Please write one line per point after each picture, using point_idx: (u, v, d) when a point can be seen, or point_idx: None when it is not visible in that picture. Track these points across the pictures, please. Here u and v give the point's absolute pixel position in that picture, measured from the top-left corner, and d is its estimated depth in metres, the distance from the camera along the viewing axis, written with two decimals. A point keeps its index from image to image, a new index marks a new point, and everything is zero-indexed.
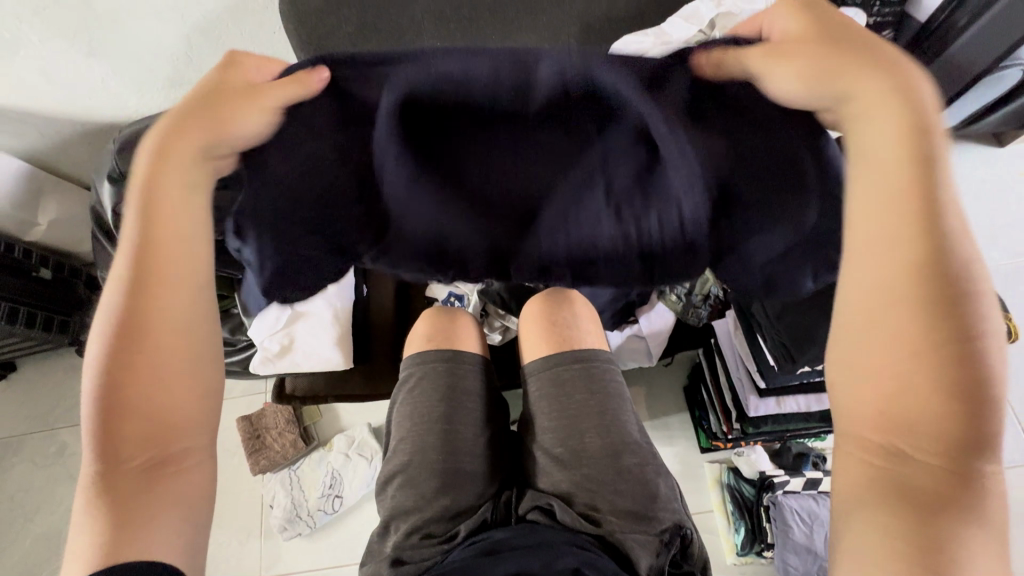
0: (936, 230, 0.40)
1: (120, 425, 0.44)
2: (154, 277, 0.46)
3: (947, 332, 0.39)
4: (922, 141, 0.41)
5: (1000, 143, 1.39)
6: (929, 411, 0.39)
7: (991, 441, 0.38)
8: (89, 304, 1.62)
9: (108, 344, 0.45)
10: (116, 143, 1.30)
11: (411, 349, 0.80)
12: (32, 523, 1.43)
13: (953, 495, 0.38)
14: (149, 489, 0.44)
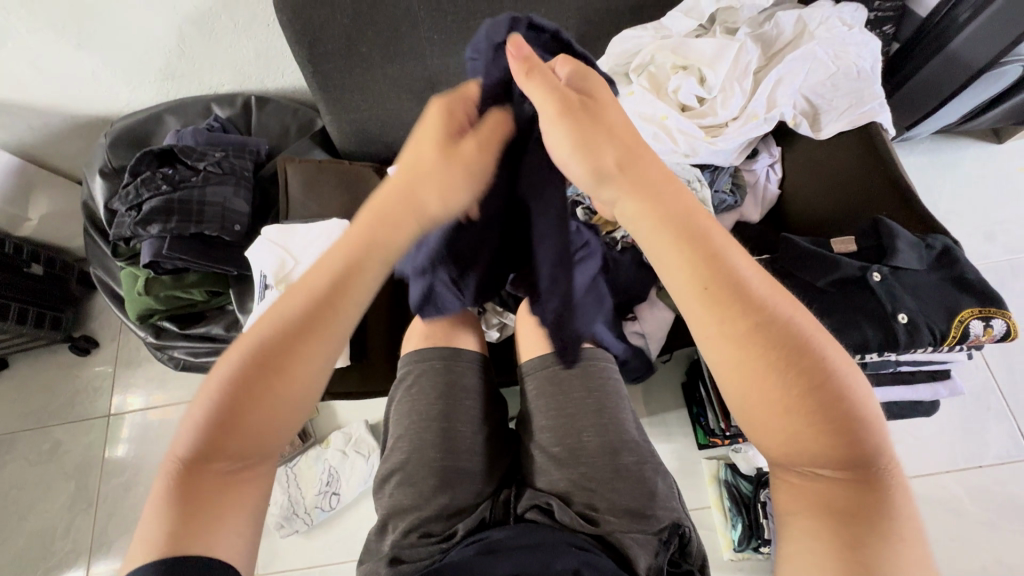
0: (749, 296, 0.46)
1: (228, 437, 0.48)
2: (321, 320, 0.52)
3: (806, 376, 0.44)
4: (694, 225, 0.49)
5: (998, 140, 1.40)
6: (820, 442, 0.44)
7: (873, 456, 0.44)
8: (82, 300, 1.61)
9: (242, 365, 0.49)
10: (108, 137, 1.29)
11: (408, 347, 0.80)
12: (27, 520, 1.42)
13: (859, 507, 0.43)
14: (224, 496, 0.48)
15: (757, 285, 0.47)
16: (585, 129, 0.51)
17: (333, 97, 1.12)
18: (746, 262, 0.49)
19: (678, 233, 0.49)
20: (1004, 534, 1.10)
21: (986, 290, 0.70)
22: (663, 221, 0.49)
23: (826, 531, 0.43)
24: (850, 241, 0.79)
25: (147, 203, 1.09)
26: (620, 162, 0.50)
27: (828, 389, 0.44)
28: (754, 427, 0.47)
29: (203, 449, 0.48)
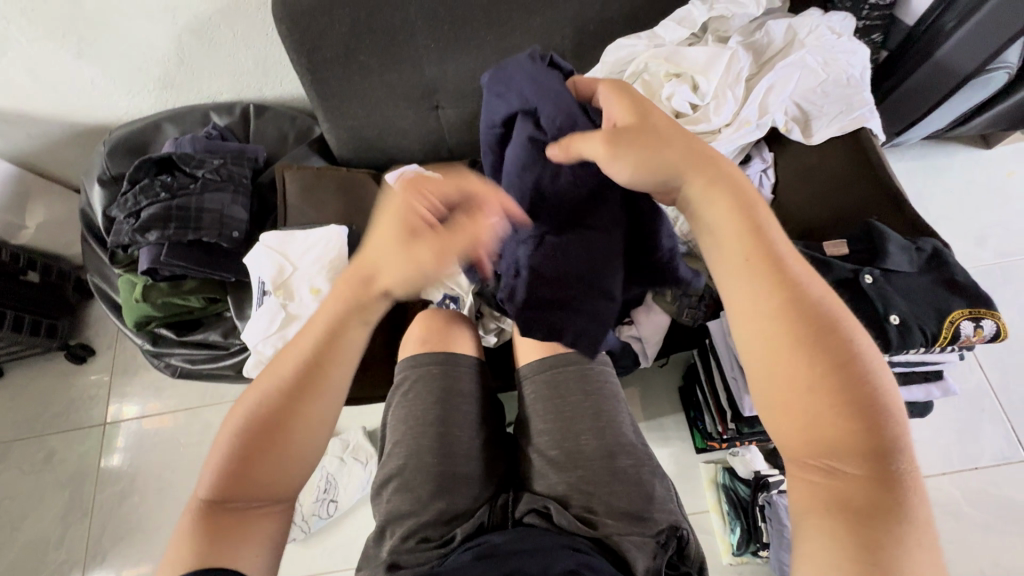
0: (785, 278, 0.49)
1: (243, 476, 0.53)
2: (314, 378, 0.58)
3: (834, 356, 0.46)
4: (744, 214, 0.53)
5: (987, 144, 1.42)
6: (843, 428, 0.45)
7: (898, 446, 0.45)
8: (78, 308, 1.61)
9: (249, 425, 0.55)
10: (106, 145, 1.29)
11: (406, 352, 0.80)
12: (20, 530, 1.41)
13: (880, 500, 0.43)
14: (235, 528, 0.52)
15: (794, 265, 0.51)
16: (634, 136, 0.58)
17: (331, 105, 1.14)
18: (786, 245, 0.52)
19: (726, 208, 0.53)
20: (1000, 535, 1.10)
21: (975, 292, 0.72)
22: (711, 199, 0.54)
23: (837, 526, 0.43)
24: (842, 246, 0.80)
25: (145, 211, 1.09)
26: (664, 167, 0.56)
27: (853, 374, 0.46)
28: (775, 407, 0.48)
29: (224, 490, 0.53)
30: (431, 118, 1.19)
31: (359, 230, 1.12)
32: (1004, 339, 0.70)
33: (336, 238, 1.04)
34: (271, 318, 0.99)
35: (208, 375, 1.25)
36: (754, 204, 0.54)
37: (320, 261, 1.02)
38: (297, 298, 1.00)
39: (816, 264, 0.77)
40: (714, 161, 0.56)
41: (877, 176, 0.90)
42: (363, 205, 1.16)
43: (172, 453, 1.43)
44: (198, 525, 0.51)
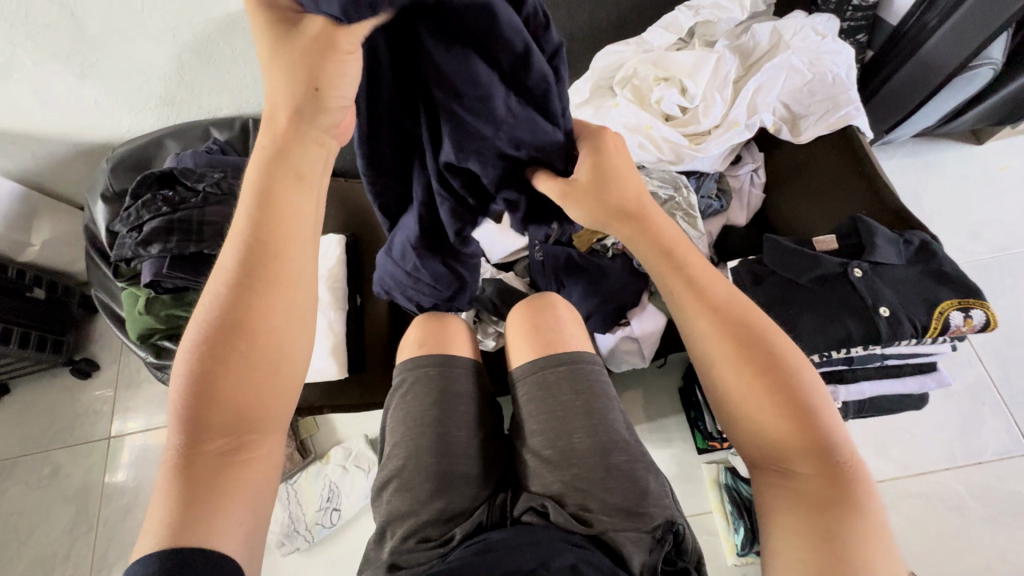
0: (712, 305, 0.55)
1: (206, 413, 0.48)
2: (263, 279, 0.50)
3: (773, 371, 0.51)
4: (674, 246, 0.58)
5: (978, 140, 1.44)
6: (790, 434, 0.49)
7: (841, 445, 0.49)
8: (83, 324, 1.63)
9: (211, 336, 0.49)
10: (109, 162, 1.32)
11: (403, 356, 0.81)
12: (26, 546, 1.41)
13: (833, 496, 0.47)
14: (222, 473, 0.48)
15: (722, 291, 0.56)
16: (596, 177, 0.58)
17: None
18: (712, 271, 0.58)
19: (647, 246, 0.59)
20: (1005, 530, 1.10)
21: (963, 282, 0.72)
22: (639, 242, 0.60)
23: (799, 524, 0.47)
24: (832, 240, 0.81)
25: (147, 225, 1.11)
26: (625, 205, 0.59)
27: (790, 383, 0.50)
28: (733, 422, 0.53)
29: (197, 434, 0.48)
30: None
31: (359, 238, 1.15)
32: (994, 329, 0.71)
33: (335, 247, 1.06)
34: None
35: None
36: (678, 238, 0.59)
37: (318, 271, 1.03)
38: None
39: (807, 259, 0.78)
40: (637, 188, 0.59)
41: (864, 172, 0.92)
42: (361, 214, 1.17)
43: None
44: (174, 487, 0.47)
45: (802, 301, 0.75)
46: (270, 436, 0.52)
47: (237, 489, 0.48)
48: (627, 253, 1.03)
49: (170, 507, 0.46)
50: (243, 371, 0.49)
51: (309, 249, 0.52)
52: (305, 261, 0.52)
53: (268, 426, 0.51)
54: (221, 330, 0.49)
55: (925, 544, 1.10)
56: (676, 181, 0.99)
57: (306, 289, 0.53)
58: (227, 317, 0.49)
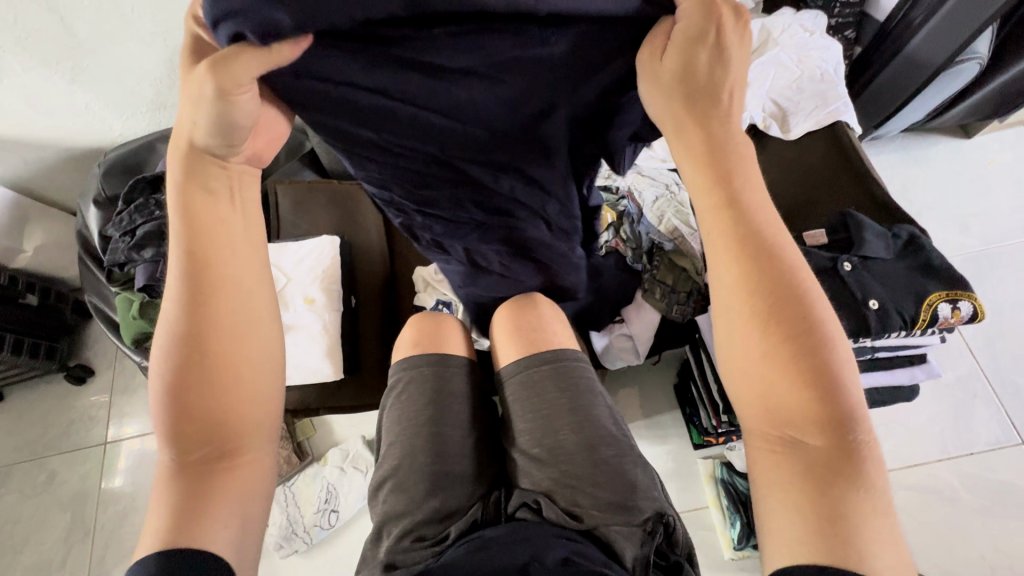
0: (750, 244, 0.48)
1: (186, 423, 0.52)
2: (209, 289, 0.52)
3: (796, 326, 0.46)
4: (722, 170, 0.49)
5: (966, 135, 1.45)
6: (799, 399, 0.46)
7: (856, 414, 0.46)
8: (77, 330, 1.62)
9: (175, 351, 0.52)
10: (101, 167, 1.32)
11: (399, 356, 0.82)
12: (23, 553, 1.41)
13: (839, 467, 0.44)
14: (208, 478, 0.52)
15: (766, 228, 0.49)
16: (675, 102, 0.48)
17: None
18: (761, 200, 0.50)
19: (696, 166, 0.50)
20: (997, 519, 1.11)
21: (950, 275, 0.73)
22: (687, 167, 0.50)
23: (800, 494, 0.44)
24: (822, 234, 0.82)
25: (140, 229, 1.11)
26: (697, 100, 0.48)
27: (807, 345, 0.46)
28: (740, 379, 0.49)
29: (181, 443, 0.52)
30: None
31: (352, 239, 1.15)
32: (980, 320, 0.71)
33: (329, 248, 1.06)
34: None
35: None
36: (735, 158, 0.49)
37: (313, 271, 1.03)
38: (291, 308, 1.01)
39: None
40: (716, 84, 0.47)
41: (854, 166, 0.93)
42: (353, 214, 1.17)
43: None
44: (172, 488, 0.52)
45: None
46: (254, 440, 0.55)
47: (226, 490, 0.52)
48: (620, 249, 1.02)
49: (164, 516, 0.51)
50: (206, 377, 0.52)
51: (244, 254, 0.54)
52: (252, 272, 0.55)
53: (243, 433, 0.54)
54: (183, 348, 0.52)
55: (920, 536, 1.11)
56: (666, 181, 1.07)
57: (258, 295, 0.56)
58: (188, 334, 0.52)
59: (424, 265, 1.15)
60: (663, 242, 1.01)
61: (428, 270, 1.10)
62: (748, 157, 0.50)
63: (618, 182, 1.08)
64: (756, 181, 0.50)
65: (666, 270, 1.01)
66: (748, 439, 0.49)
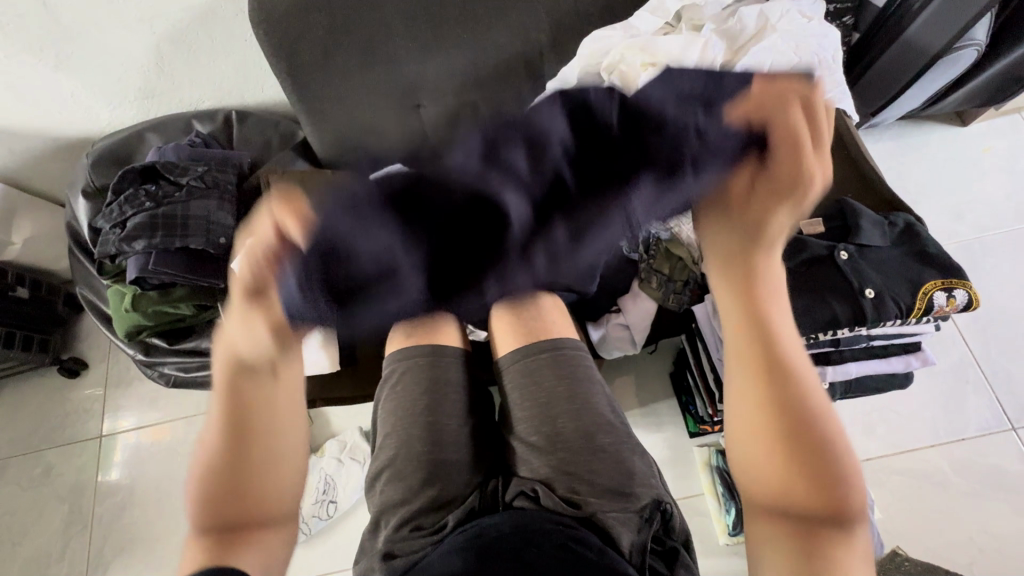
0: (763, 340, 0.60)
1: (222, 502, 0.61)
2: (254, 391, 0.63)
3: (795, 411, 0.57)
4: (748, 279, 0.60)
5: (963, 122, 1.45)
6: (796, 478, 0.54)
7: (850, 497, 0.53)
8: (70, 323, 1.60)
9: (222, 439, 0.62)
10: (89, 157, 1.29)
11: (392, 346, 0.81)
12: (21, 546, 1.40)
13: (827, 540, 0.52)
14: (235, 542, 0.60)
15: (778, 331, 0.60)
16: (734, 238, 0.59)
17: (312, 108, 1.15)
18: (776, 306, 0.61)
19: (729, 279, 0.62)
20: (986, 503, 1.13)
21: (945, 262, 0.73)
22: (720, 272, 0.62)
23: (791, 554, 0.52)
24: (818, 223, 0.82)
25: (131, 220, 1.09)
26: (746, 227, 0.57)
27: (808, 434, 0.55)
28: (744, 453, 0.58)
29: (208, 518, 0.60)
30: (412, 118, 1.17)
31: None
32: (973, 308, 0.72)
33: None
34: None
35: (201, 383, 1.29)
36: (762, 272, 0.60)
37: None
38: None
39: (791, 242, 0.78)
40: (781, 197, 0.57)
41: (848, 154, 0.92)
42: None
43: (170, 462, 1.44)
44: (196, 553, 0.59)
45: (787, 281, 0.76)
46: (272, 513, 0.64)
47: (251, 550, 0.61)
48: None
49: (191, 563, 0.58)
50: (250, 454, 0.63)
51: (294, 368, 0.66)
52: (291, 378, 0.67)
53: (268, 506, 0.63)
54: (229, 439, 0.62)
55: (911, 520, 1.13)
56: None
57: (296, 391, 0.67)
58: (240, 430, 0.62)
59: None
60: None
61: None
62: (775, 271, 0.61)
63: None
64: (773, 292, 0.62)
65: (663, 259, 0.98)
66: (749, 505, 0.58)
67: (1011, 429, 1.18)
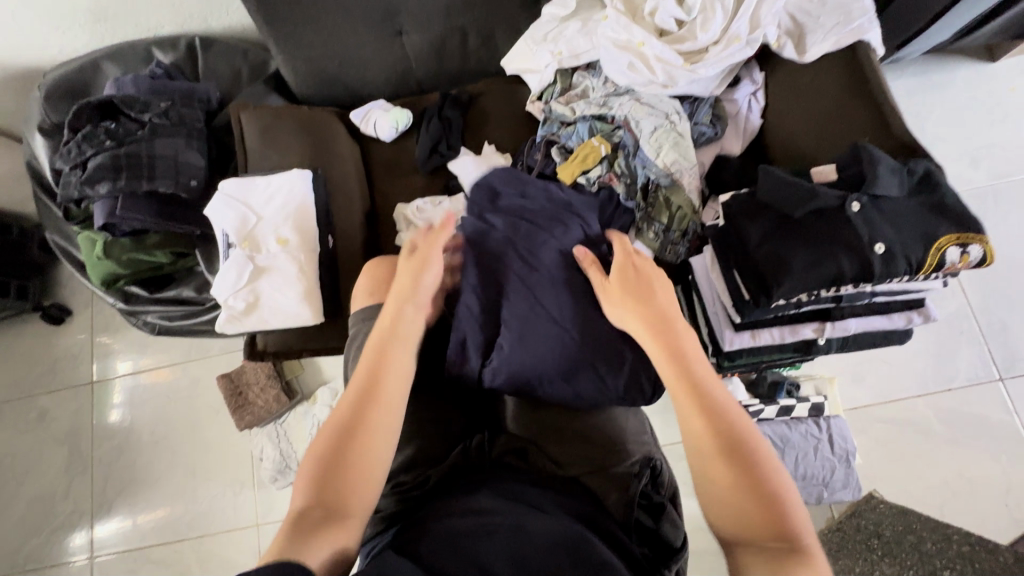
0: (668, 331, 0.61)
1: (332, 477, 0.55)
2: (360, 389, 0.61)
3: (689, 384, 0.57)
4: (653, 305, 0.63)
5: (992, 58, 1.34)
6: (704, 432, 0.54)
7: (718, 413, 0.55)
8: (48, 267, 1.54)
9: (338, 436, 0.57)
10: (41, 90, 1.19)
11: (355, 306, 0.78)
12: (24, 486, 1.44)
13: (722, 444, 0.53)
14: (340, 491, 0.54)
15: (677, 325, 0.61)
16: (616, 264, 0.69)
17: (283, 35, 1.04)
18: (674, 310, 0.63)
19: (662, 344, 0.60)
20: (967, 450, 1.16)
21: (963, 215, 0.69)
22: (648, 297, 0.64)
23: (727, 465, 0.52)
24: (830, 171, 0.76)
25: (92, 160, 1.01)
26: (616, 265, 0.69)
27: (748, 452, 0.53)
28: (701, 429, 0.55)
29: (308, 500, 0.53)
30: (395, 46, 1.10)
31: (325, 172, 1.06)
32: (989, 261, 0.68)
33: (297, 182, 0.98)
34: (238, 272, 0.94)
35: (186, 331, 1.26)
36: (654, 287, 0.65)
37: (285, 209, 0.96)
38: (263, 248, 0.95)
39: (800, 193, 0.73)
40: (641, 325, 0.63)
41: (870, 94, 0.83)
42: (326, 144, 1.08)
43: (164, 407, 1.45)
44: (313, 500, 0.53)
45: (789, 234, 0.72)
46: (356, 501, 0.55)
47: (346, 524, 0.53)
48: (613, 185, 0.96)
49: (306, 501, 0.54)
50: (343, 447, 0.57)
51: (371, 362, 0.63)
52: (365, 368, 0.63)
53: (350, 499, 0.55)
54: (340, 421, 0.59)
55: (887, 466, 1.17)
56: (665, 108, 0.94)
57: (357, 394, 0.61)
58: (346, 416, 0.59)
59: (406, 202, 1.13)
60: (659, 179, 0.94)
61: (409, 207, 1.08)
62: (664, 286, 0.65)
63: (614, 110, 0.98)
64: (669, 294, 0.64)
65: (661, 208, 0.94)
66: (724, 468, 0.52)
67: (998, 379, 1.19)
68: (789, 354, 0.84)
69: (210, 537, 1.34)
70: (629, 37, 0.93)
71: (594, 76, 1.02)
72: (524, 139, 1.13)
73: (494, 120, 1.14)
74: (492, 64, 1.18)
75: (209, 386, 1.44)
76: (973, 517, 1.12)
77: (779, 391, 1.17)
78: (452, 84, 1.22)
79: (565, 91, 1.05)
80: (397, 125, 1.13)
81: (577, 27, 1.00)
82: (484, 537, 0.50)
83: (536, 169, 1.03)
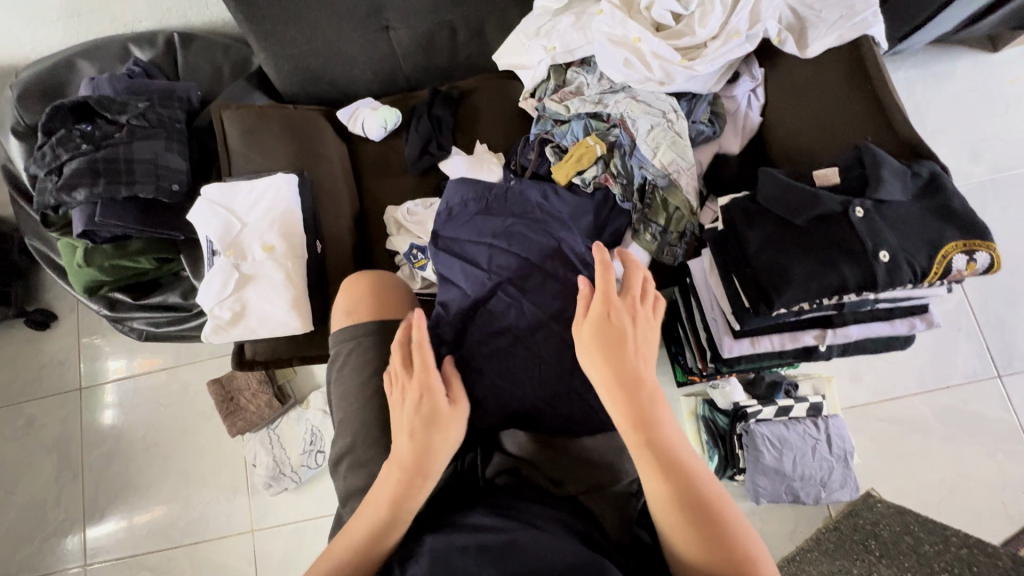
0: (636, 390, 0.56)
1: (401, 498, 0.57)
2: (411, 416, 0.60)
3: (659, 461, 0.53)
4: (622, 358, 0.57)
5: (994, 48, 1.31)
6: (675, 513, 0.52)
7: (691, 488, 0.52)
8: (30, 270, 1.51)
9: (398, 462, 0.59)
10: (14, 91, 1.14)
11: (335, 325, 0.75)
12: (15, 494, 1.42)
13: (692, 520, 0.51)
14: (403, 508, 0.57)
15: (647, 383, 0.56)
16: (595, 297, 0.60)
17: (264, 32, 1.00)
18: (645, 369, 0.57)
19: (632, 418, 0.55)
20: (965, 448, 1.15)
21: (969, 221, 0.67)
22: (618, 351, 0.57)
23: (698, 547, 0.50)
24: (833, 172, 0.73)
25: (66, 166, 0.97)
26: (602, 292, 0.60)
27: (720, 521, 0.51)
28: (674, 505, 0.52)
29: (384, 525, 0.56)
30: (382, 41, 1.06)
31: (312, 174, 1.02)
32: (995, 269, 0.66)
33: (282, 186, 0.94)
34: (224, 281, 0.91)
35: (174, 337, 1.24)
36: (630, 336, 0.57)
37: (271, 214, 0.93)
38: (249, 256, 0.92)
39: (803, 196, 0.71)
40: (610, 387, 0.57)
41: (874, 92, 0.80)
42: (311, 144, 1.04)
43: (155, 413, 1.42)
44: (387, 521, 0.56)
45: (790, 241, 0.70)
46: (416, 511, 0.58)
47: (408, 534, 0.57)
48: (609, 185, 0.93)
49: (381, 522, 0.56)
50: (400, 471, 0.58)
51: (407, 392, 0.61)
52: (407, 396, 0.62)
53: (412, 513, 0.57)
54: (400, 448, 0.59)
55: (886, 464, 1.16)
56: (662, 106, 0.91)
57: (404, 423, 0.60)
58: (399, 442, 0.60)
59: (396, 203, 1.10)
60: (656, 179, 0.91)
61: (399, 210, 1.05)
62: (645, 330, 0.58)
63: (609, 108, 0.95)
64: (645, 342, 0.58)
65: (659, 209, 0.92)
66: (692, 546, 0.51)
67: (997, 376, 1.18)
68: (788, 361, 0.82)
69: (204, 545, 1.33)
70: (626, 33, 0.90)
71: (589, 73, 0.99)
72: (517, 138, 1.09)
73: (486, 118, 1.11)
74: (483, 59, 1.14)
75: (200, 391, 1.42)
76: (970, 516, 1.12)
77: (777, 391, 1.16)
78: (443, 80, 1.18)
79: (559, 88, 1.01)
80: (385, 124, 1.09)
81: (569, 22, 0.96)
82: (474, 553, 0.49)
83: (529, 169, 1.01)
